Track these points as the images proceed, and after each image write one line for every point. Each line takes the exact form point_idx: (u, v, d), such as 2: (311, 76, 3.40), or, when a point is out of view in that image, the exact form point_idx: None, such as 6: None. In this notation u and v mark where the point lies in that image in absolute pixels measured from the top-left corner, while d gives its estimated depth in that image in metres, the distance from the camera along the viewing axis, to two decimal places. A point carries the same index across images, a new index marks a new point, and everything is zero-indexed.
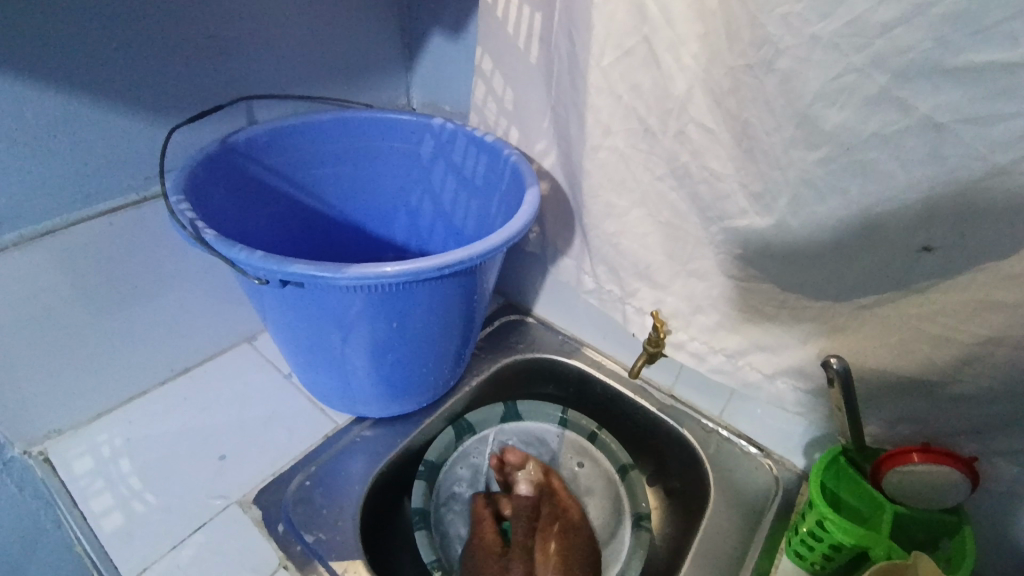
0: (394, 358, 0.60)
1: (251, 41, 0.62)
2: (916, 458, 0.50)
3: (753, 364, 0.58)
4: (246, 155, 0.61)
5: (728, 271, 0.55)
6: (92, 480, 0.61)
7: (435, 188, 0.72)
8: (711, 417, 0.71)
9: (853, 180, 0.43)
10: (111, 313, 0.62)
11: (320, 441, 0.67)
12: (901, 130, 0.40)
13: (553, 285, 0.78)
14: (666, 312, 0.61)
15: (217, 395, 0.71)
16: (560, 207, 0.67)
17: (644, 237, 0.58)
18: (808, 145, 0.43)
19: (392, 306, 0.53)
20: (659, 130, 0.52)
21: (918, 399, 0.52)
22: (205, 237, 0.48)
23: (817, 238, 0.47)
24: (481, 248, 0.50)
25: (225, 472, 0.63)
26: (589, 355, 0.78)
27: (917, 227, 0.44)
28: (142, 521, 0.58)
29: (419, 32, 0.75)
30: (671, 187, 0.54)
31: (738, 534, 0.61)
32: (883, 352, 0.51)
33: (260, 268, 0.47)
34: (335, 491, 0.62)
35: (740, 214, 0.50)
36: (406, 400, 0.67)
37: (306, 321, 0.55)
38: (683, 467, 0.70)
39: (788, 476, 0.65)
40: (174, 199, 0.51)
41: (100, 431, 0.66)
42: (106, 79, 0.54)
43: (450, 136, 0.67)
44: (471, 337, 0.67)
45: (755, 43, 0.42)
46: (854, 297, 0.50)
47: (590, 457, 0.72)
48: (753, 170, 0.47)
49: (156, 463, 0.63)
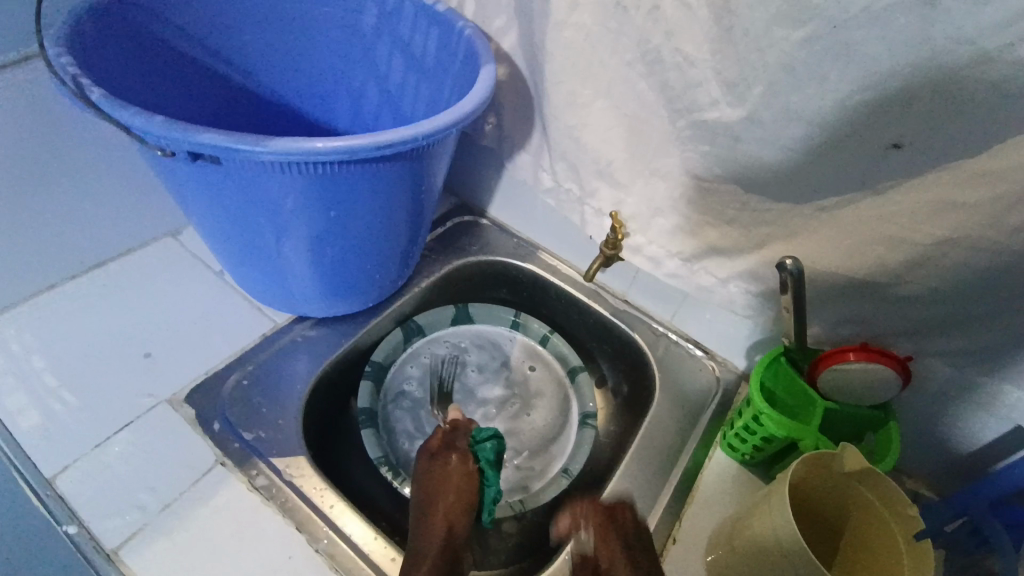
0: (334, 252, 0.55)
1: None
2: (853, 356, 0.51)
3: (708, 268, 0.57)
4: (143, 8, 0.52)
5: (692, 170, 0.52)
6: (1, 377, 0.56)
7: (379, 68, 0.63)
8: (662, 322, 0.71)
9: (832, 66, 0.40)
10: None
11: (257, 341, 0.63)
12: (891, 7, 0.37)
13: (509, 184, 0.74)
14: (625, 214, 0.59)
15: (139, 291, 0.65)
16: (519, 95, 0.61)
17: (607, 132, 0.54)
18: (794, 24, 0.40)
19: (327, 192, 0.47)
20: (631, 4, 0.46)
21: (862, 303, 0.52)
22: (91, 96, 0.40)
23: (789, 133, 0.45)
24: (428, 128, 0.45)
25: (152, 371, 0.59)
26: (544, 259, 0.76)
27: (892, 121, 0.41)
28: (62, 419, 0.55)
29: None
30: (639, 75, 0.49)
31: (678, 431, 0.64)
32: (837, 255, 0.50)
33: (162, 136, 0.40)
34: (275, 390, 0.60)
35: (710, 105, 0.47)
36: (349, 299, 0.63)
37: (229, 208, 0.49)
38: (630, 369, 0.72)
39: (727, 376, 0.68)
40: (50, 50, 0.42)
41: (5, 326, 0.60)
42: None
43: (395, 3, 0.58)
44: (419, 234, 0.62)
45: None
46: (817, 198, 0.48)
47: (547, 367, 0.71)
48: (730, 54, 0.43)
49: (73, 361, 0.58)
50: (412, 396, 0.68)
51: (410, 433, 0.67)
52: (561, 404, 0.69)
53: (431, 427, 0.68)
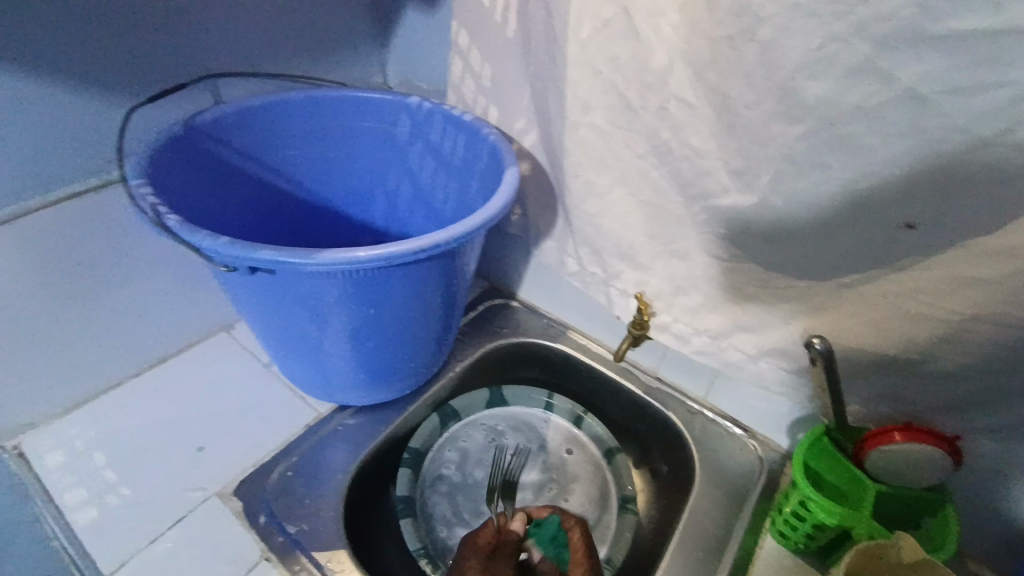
0: (373, 344, 0.58)
1: (214, 16, 0.59)
2: (898, 437, 0.50)
3: (737, 345, 0.57)
4: (211, 134, 0.57)
5: (711, 252, 0.54)
6: (66, 474, 0.60)
7: (412, 170, 0.70)
8: (697, 399, 0.70)
9: (834, 155, 0.42)
10: (76, 303, 0.60)
11: (300, 431, 0.66)
12: (881, 101, 0.39)
13: (537, 267, 0.77)
14: (649, 294, 0.60)
15: (194, 384, 0.69)
16: (541, 187, 0.65)
17: (626, 216, 0.57)
18: (789, 120, 0.42)
19: (366, 291, 0.51)
20: (638, 106, 0.50)
21: (897, 379, 0.51)
22: (167, 222, 0.46)
23: (802, 216, 0.46)
24: (458, 231, 0.49)
25: (203, 463, 0.62)
26: (574, 338, 0.77)
27: (901, 204, 0.43)
28: (117, 515, 0.57)
29: (394, 7, 0.72)
30: (652, 166, 0.53)
31: (722, 516, 0.61)
32: (865, 330, 0.50)
33: (225, 254, 0.45)
34: (316, 480, 0.62)
35: (723, 192, 0.49)
36: (386, 387, 0.66)
37: (280, 310, 0.54)
38: (667, 448, 0.71)
39: (771, 455, 0.66)
40: (135, 183, 0.49)
41: (74, 424, 0.64)
42: (63, 58, 0.51)
43: (427, 115, 0.65)
44: (453, 321, 0.65)
45: (735, 11, 0.41)
46: (838, 276, 0.49)
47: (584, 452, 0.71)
48: (734, 146, 0.46)
49: (132, 457, 0.62)
50: (450, 480, 0.69)
51: (447, 519, 0.67)
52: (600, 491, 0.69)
53: (468, 512, 0.67)
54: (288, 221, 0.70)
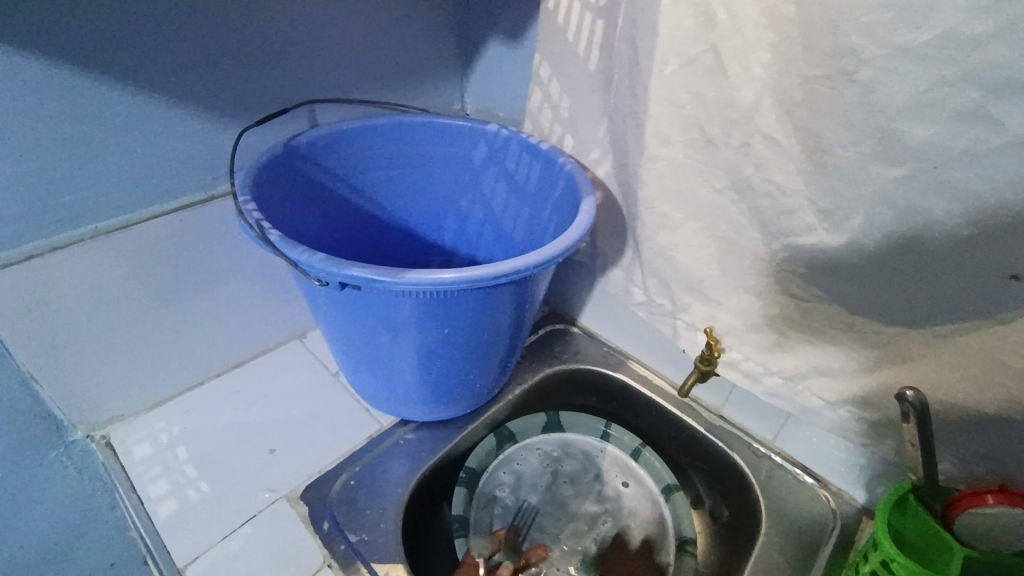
0: (442, 363, 0.60)
1: (315, 46, 0.64)
2: (991, 500, 0.47)
3: (813, 389, 0.55)
4: (306, 156, 0.62)
5: (789, 291, 0.52)
6: (150, 466, 0.64)
7: (485, 194, 0.72)
8: (764, 442, 0.68)
9: (935, 201, 0.41)
10: (172, 306, 0.65)
11: (364, 442, 0.68)
12: (991, 149, 0.38)
13: (600, 295, 0.77)
14: (719, 329, 0.59)
15: (268, 388, 0.73)
16: (612, 216, 0.66)
17: (699, 250, 0.56)
18: (888, 163, 0.41)
19: (444, 312, 0.53)
20: (721, 141, 0.50)
21: (992, 437, 0.48)
22: (270, 237, 0.50)
23: (893, 261, 0.45)
24: (536, 258, 0.51)
25: (274, 465, 0.65)
26: (635, 368, 0.76)
27: (1004, 255, 0.40)
28: (194, 509, 0.60)
29: (477, 38, 0.75)
30: (730, 201, 0.52)
31: (793, 568, 0.59)
32: (959, 384, 0.47)
33: (320, 270, 0.49)
34: (377, 492, 0.63)
35: (807, 231, 0.48)
36: (449, 405, 0.67)
37: (360, 325, 0.56)
38: (729, 491, 0.68)
39: (845, 509, 0.63)
40: (242, 199, 0.53)
41: (160, 418, 0.69)
42: (183, 86, 0.56)
43: (504, 142, 0.67)
44: (518, 346, 0.66)
45: (834, 52, 0.40)
46: (930, 325, 0.46)
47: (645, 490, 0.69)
48: (824, 186, 0.45)
49: (209, 455, 0.65)
50: (504, 502, 0.70)
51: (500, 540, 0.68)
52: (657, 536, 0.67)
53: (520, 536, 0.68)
54: (365, 239, 0.73)
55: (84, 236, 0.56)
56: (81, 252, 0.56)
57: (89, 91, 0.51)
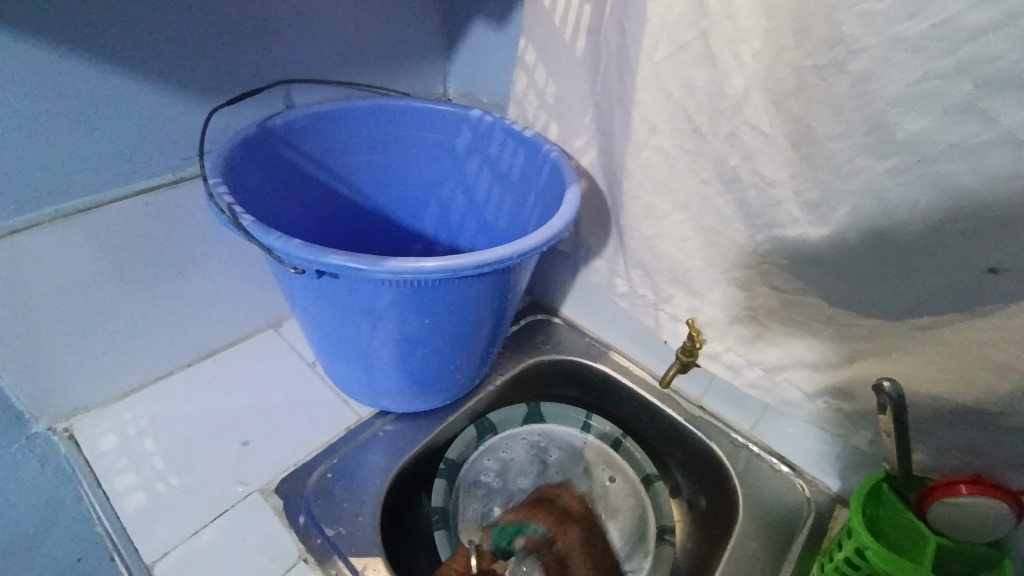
0: (423, 353, 0.59)
1: (293, 23, 0.61)
2: (964, 490, 0.48)
3: (793, 381, 0.56)
4: (282, 138, 0.59)
5: (772, 282, 0.52)
6: (116, 459, 0.61)
7: (468, 181, 0.70)
8: (742, 432, 0.69)
9: (921, 194, 0.41)
10: (139, 292, 0.62)
11: (341, 433, 0.66)
12: (981, 143, 0.38)
13: (583, 285, 0.77)
14: (702, 320, 0.58)
15: (241, 379, 0.70)
16: (596, 206, 0.65)
17: (683, 241, 0.56)
18: (877, 155, 0.41)
19: (426, 302, 0.51)
20: (709, 131, 0.49)
21: (966, 429, 0.49)
22: (243, 223, 0.48)
23: (875, 253, 0.45)
24: (521, 247, 0.50)
25: (247, 458, 0.63)
26: (616, 359, 0.76)
27: (985, 249, 0.41)
28: (164, 502, 0.58)
29: (461, 19, 0.73)
30: (716, 192, 0.51)
31: (768, 555, 0.60)
32: (936, 376, 0.48)
33: (296, 257, 0.47)
34: (355, 484, 0.62)
35: (791, 223, 0.48)
36: (430, 396, 0.66)
37: (338, 314, 0.54)
38: (708, 481, 0.69)
39: (819, 498, 0.64)
40: (213, 182, 0.50)
41: (126, 409, 0.66)
42: (153, 60, 0.53)
43: (488, 128, 0.65)
44: (500, 336, 0.65)
45: (828, 41, 0.40)
46: (909, 318, 0.47)
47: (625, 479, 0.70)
48: (811, 177, 0.45)
49: (180, 447, 0.63)
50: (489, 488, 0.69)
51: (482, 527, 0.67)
52: (636, 526, 0.67)
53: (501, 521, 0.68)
54: (344, 225, 0.71)
55: (42, 219, 0.53)
56: (38, 236, 0.52)
57: (46, 63, 0.48)
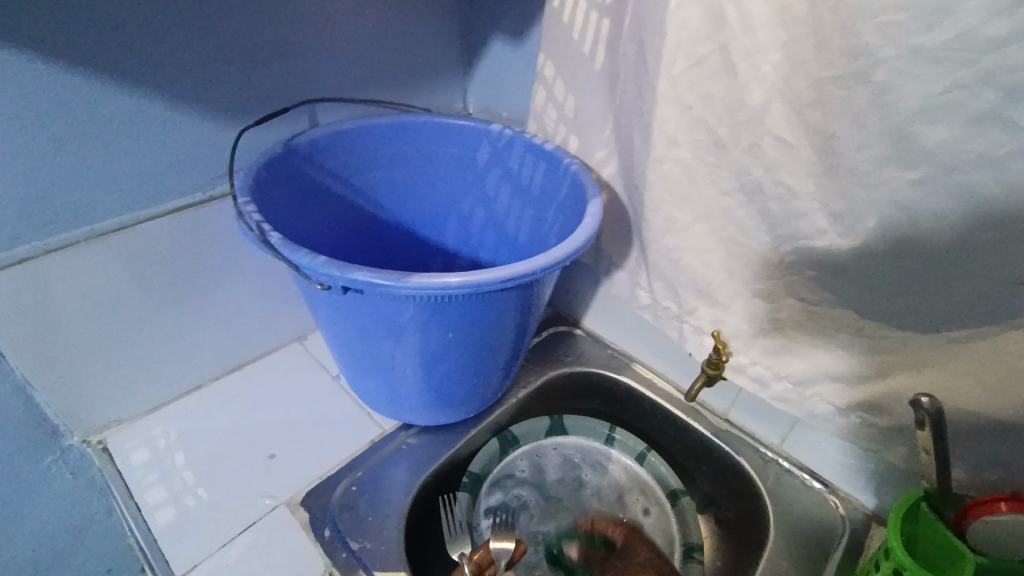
0: (445, 368, 0.59)
1: (316, 44, 0.63)
2: (1004, 507, 0.47)
3: (822, 394, 0.54)
4: (307, 156, 0.61)
5: (799, 294, 0.51)
6: (147, 472, 0.63)
7: (488, 195, 0.71)
8: (771, 447, 0.67)
9: (952, 204, 0.40)
10: (170, 308, 0.64)
11: (365, 447, 0.67)
12: (1013, 152, 0.37)
13: (604, 297, 0.76)
14: (726, 333, 0.57)
15: (268, 393, 0.71)
16: (617, 218, 0.65)
17: (706, 253, 0.55)
18: (904, 165, 0.40)
19: (449, 317, 0.52)
20: (730, 143, 0.49)
21: (1007, 445, 0.48)
22: (270, 241, 0.49)
23: (906, 265, 0.44)
24: (544, 261, 0.50)
25: (273, 472, 0.63)
26: (639, 372, 0.75)
27: (1022, 259, 0.40)
28: (193, 515, 0.59)
29: (479, 36, 0.74)
30: (739, 204, 0.51)
31: (802, 572, 0.58)
32: (973, 390, 0.46)
33: (322, 273, 0.48)
34: (380, 498, 0.62)
35: (817, 235, 0.47)
36: (452, 410, 0.66)
37: (362, 329, 0.55)
38: (735, 496, 0.68)
39: (852, 514, 0.62)
40: (242, 201, 0.52)
41: (156, 423, 0.67)
42: (182, 84, 0.55)
43: (507, 143, 0.66)
44: (522, 350, 0.65)
45: (848, 53, 0.40)
46: (944, 330, 0.46)
47: (648, 496, 0.69)
48: (836, 188, 0.44)
49: (208, 461, 0.64)
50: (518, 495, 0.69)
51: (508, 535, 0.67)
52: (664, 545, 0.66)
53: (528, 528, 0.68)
54: (367, 240, 0.72)
55: (80, 238, 0.55)
56: (75, 254, 0.54)
57: (83, 91, 0.50)
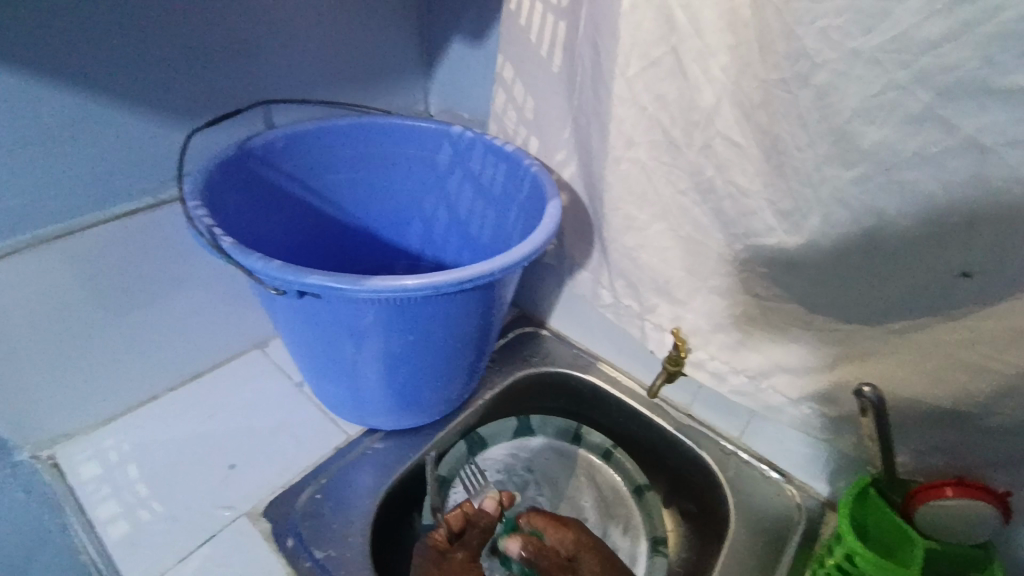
0: (408, 371, 0.59)
1: (272, 46, 0.62)
2: (950, 492, 0.49)
3: (777, 387, 0.56)
4: (261, 159, 0.60)
5: (752, 289, 0.53)
6: (100, 487, 0.61)
7: (451, 197, 0.71)
8: (730, 439, 0.69)
9: (889, 201, 0.42)
10: (122, 317, 0.62)
11: (329, 453, 0.66)
12: (942, 150, 0.39)
13: (568, 297, 0.77)
14: (685, 329, 0.59)
15: (227, 401, 0.70)
16: (578, 218, 0.65)
17: (663, 251, 0.56)
18: (845, 163, 0.42)
19: (408, 319, 0.52)
20: (683, 143, 0.50)
21: (949, 431, 0.50)
22: (222, 245, 0.48)
23: (848, 258, 0.46)
24: (501, 262, 0.50)
25: (234, 482, 0.62)
26: (604, 369, 0.76)
27: (956, 251, 0.42)
28: (148, 529, 0.58)
29: (440, 38, 0.74)
30: (693, 202, 0.52)
31: (762, 561, 0.60)
32: (915, 379, 0.49)
33: (276, 278, 0.47)
34: (345, 504, 0.61)
35: (767, 232, 0.48)
36: (416, 413, 0.66)
37: (320, 333, 0.54)
38: (699, 489, 0.69)
39: (809, 502, 0.64)
40: (192, 205, 0.51)
41: (109, 436, 0.65)
42: (132, 86, 0.54)
43: (468, 144, 0.66)
44: (486, 351, 0.65)
45: (790, 55, 0.41)
46: (886, 321, 0.47)
47: (621, 502, 0.70)
48: (783, 187, 0.46)
49: (164, 473, 0.62)
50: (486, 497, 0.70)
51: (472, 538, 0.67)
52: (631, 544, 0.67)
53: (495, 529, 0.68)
54: (327, 244, 0.71)
55: (21, 246, 0.52)
56: (16, 264, 0.52)
57: (23, 94, 0.48)
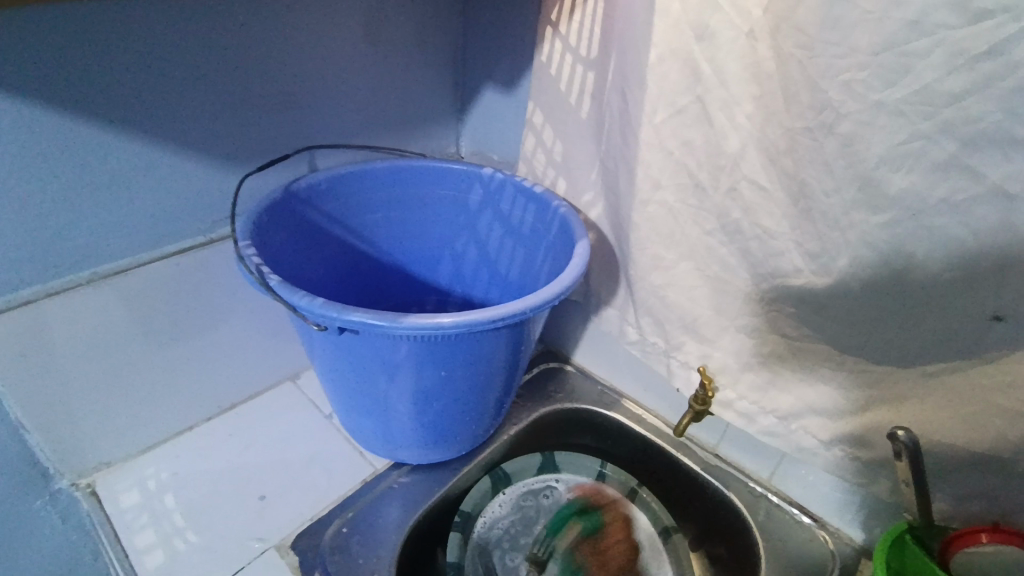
0: (439, 406, 0.60)
1: (316, 95, 0.66)
2: (985, 538, 0.49)
3: (808, 428, 0.55)
4: (304, 200, 0.63)
5: (781, 329, 0.53)
6: (136, 515, 0.62)
7: (480, 235, 0.73)
8: (760, 481, 0.68)
9: (919, 245, 0.42)
10: (167, 348, 0.64)
11: (358, 486, 0.67)
12: (969, 198, 0.39)
13: (593, 334, 0.78)
14: (713, 367, 0.59)
15: (260, 432, 0.72)
16: (605, 256, 0.67)
17: (690, 290, 0.57)
18: (871, 209, 0.43)
19: (442, 356, 0.53)
20: (710, 186, 0.52)
21: (987, 477, 0.49)
22: (271, 282, 0.50)
23: (877, 302, 0.46)
24: (534, 301, 0.52)
25: (265, 514, 0.63)
26: (629, 407, 0.76)
27: (987, 296, 0.42)
28: (182, 559, 0.59)
29: (473, 85, 0.78)
30: (720, 242, 0.53)
31: None
32: (951, 423, 0.48)
33: (320, 314, 0.49)
34: (373, 539, 0.62)
35: (795, 273, 0.49)
36: (445, 447, 0.66)
37: (356, 367, 0.56)
38: (729, 533, 0.67)
39: (844, 550, 0.63)
40: (243, 245, 0.53)
41: (147, 464, 0.67)
42: (189, 132, 0.58)
43: (499, 185, 0.68)
44: (514, 386, 0.66)
45: (814, 106, 0.42)
46: (919, 364, 0.47)
47: (655, 553, 0.67)
48: (810, 229, 0.47)
49: (199, 503, 0.64)
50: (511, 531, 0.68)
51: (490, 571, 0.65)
52: None
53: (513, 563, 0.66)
54: (360, 279, 0.74)
55: (81, 281, 0.56)
56: (74, 297, 0.56)
57: (89, 139, 0.52)
